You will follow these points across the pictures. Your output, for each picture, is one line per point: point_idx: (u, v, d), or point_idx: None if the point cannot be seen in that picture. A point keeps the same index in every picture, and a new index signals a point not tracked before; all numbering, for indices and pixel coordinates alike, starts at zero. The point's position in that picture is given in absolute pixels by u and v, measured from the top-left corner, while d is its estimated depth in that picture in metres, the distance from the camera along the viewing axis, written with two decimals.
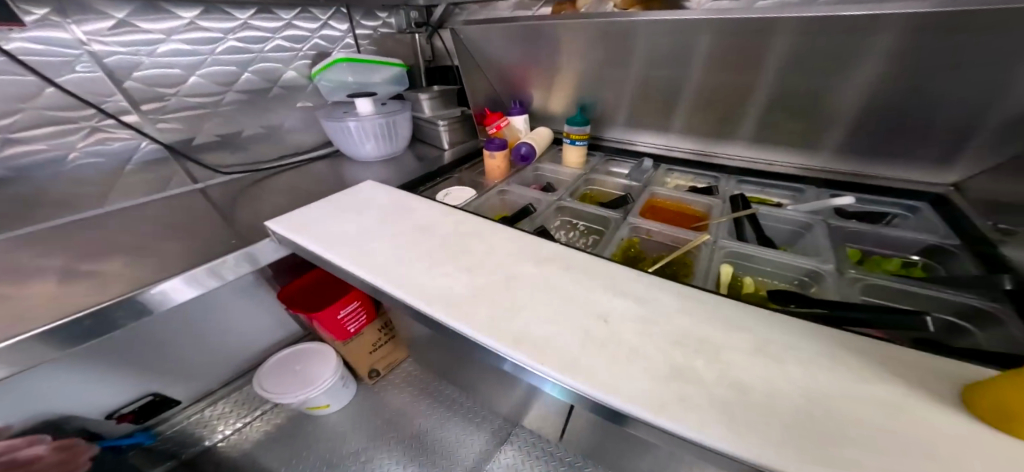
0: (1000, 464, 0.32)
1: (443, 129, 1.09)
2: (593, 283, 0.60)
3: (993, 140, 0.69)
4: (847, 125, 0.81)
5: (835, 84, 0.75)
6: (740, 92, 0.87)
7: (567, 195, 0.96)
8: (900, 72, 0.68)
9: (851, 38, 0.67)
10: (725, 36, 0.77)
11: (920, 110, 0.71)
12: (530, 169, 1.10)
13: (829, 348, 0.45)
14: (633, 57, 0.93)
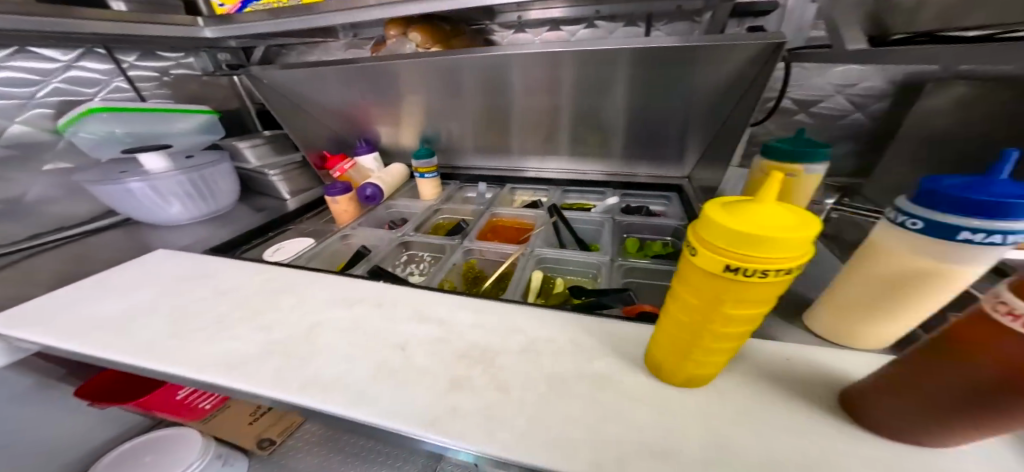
0: (657, 409, 0.41)
1: (277, 178, 1.03)
2: (398, 313, 0.56)
3: (701, 140, 0.96)
4: (621, 135, 1.02)
5: (604, 105, 0.94)
6: (549, 113, 1.01)
7: (413, 229, 0.94)
8: (642, 94, 0.88)
9: (605, 70, 0.84)
10: (529, 67, 0.88)
11: (659, 121, 0.95)
12: (383, 208, 1.04)
13: (576, 333, 0.52)
14: (466, 89, 0.97)
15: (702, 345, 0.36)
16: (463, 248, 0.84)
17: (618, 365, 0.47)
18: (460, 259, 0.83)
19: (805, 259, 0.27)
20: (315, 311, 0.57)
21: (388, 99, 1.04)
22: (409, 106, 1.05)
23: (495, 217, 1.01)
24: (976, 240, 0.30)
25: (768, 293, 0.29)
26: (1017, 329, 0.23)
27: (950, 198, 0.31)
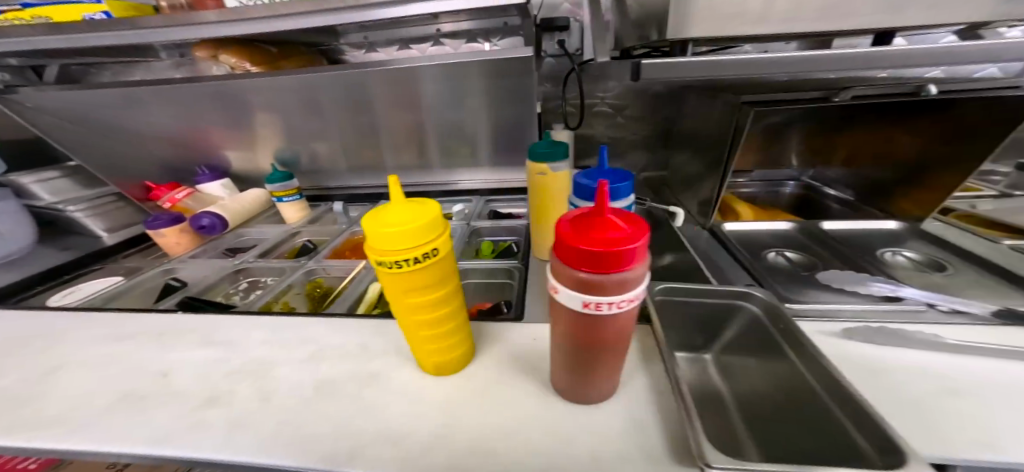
0: (409, 397, 0.45)
1: (77, 214, 0.91)
2: (177, 343, 0.55)
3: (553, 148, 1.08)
4: (488, 145, 1.08)
5: (466, 117, 1.01)
6: (411, 127, 1.04)
7: (257, 253, 0.85)
8: (497, 103, 0.97)
9: (460, 82, 0.92)
10: (387, 83, 0.92)
11: (518, 130, 1.03)
12: (230, 237, 0.93)
13: (368, 338, 0.55)
14: (330, 108, 0.97)
15: (423, 333, 0.41)
16: (305, 269, 0.80)
17: (395, 362, 0.50)
18: (302, 282, 0.79)
19: (450, 236, 0.35)
20: (78, 352, 0.55)
21: (239, 122, 0.98)
22: (265, 127, 1.00)
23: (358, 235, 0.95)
24: None
25: (444, 268, 0.37)
26: (558, 300, 0.31)
27: (583, 189, 0.43)
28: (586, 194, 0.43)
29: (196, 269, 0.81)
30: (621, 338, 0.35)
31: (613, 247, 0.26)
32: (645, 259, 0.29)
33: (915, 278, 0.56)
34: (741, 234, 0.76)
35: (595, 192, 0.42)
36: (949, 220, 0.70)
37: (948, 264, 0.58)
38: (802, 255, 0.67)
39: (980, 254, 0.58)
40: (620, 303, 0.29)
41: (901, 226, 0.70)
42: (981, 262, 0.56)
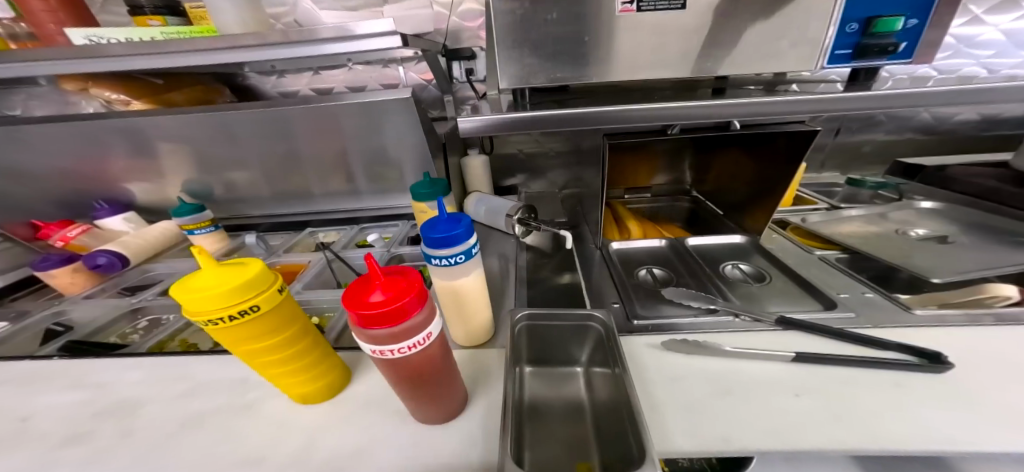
0: (274, 425, 0.48)
1: None
2: (50, 386, 0.58)
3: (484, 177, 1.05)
4: (416, 170, 1.07)
5: (386, 142, 0.99)
6: (336, 154, 1.02)
7: (159, 290, 0.83)
8: (421, 136, 0.96)
9: (378, 115, 0.91)
10: (302, 114, 0.90)
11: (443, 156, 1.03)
12: (134, 272, 0.90)
13: (248, 372, 0.57)
14: (248, 141, 0.94)
15: (277, 369, 0.45)
16: None
17: (272, 391, 0.53)
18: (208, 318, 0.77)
19: (275, 289, 0.39)
20: None
21: (144, 153, 0.93)
22: (172, 160, 0.96)
23: (277, 265, 0.93)
24: (438, 263, 0.47)
25: (276, 316, 0.40)
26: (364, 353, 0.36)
27: (424, 239, 0.45)
28: (430, 242, 0.45)
29: (87, 309, 0.78)
30: (432, 357, 0.41)
31: (378, 309, 0.31)
32: (423, 306, 0.34)
33: (740, 291, 0.67)
34: (624, 253, 0.85)
35: (433, 239, 0.45)
36: (785, 234, 0.83)
37: (769, 276, 0.70)
38: (665, 271, 0.77)
39: (791, 266, 0.70)
40: (403, 348, 0.34)
41: (746, 240, 0.83)
42: (792, 274, 0.68)
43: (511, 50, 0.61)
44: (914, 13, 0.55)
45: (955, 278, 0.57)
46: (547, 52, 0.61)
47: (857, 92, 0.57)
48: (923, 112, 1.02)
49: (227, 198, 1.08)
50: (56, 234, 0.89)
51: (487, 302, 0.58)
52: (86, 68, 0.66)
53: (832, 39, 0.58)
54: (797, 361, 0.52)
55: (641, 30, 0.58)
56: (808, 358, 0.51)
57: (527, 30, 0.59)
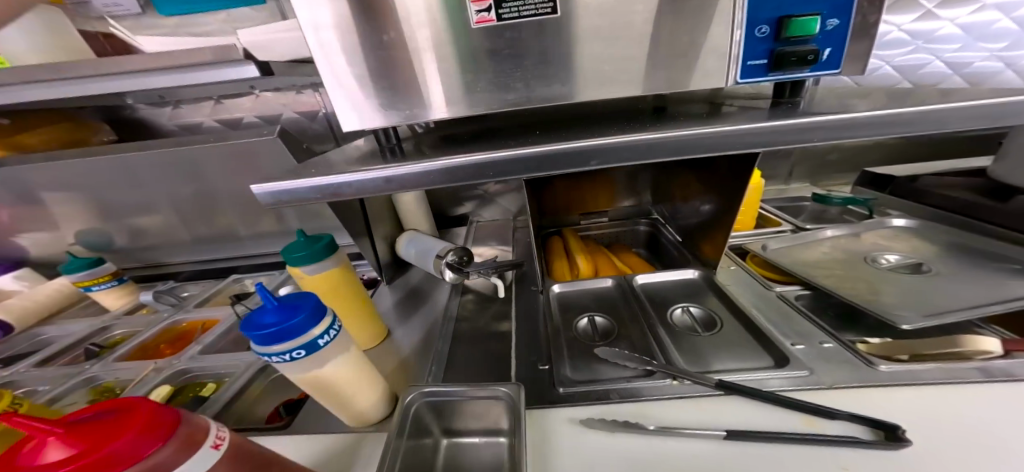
0: None
1: None
2: None
3: (426, 208, 0.96)
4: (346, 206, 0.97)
5: None
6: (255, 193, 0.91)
7: (32, 359, 0.71)
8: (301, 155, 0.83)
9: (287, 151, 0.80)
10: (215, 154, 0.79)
11: None
12: (17, 338, 0.79)
13: None
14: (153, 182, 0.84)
15: None
16: (85, 378, 0.66)
17: None
18: (80, 395, 0.65)
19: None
20: None
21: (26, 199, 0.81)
22: (64, 207, 0.85)
23: (182, 322, 0.82)
24: (274, 362, 0.36)
25: None
26: None
27: (249, 337, 0.35)
28: (258, 340, 0.34)
29: None
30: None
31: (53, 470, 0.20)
32: (161, 438, 0.23)
33: (684, 343, 0.58)
34: (565, 297, 0.75)
35: (261, 336, 0.34)
36: (742, 265, 0.74)
37: (720, 323, 0.60)
38: (608, 319, 0.67)
39: (742, 308, 0.60)
40: None
41: (700, 274, 0.73)
42: (745, 318, 0.59)
43: (344, 80, 0.41)
44: (833, 9, 0.35)
45: (925, 322, 0.47)
46: (389, 80, 0.41)
47: (793, 117, 0.39)
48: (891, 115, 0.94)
49: (138, 245, 0.97)
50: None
51: (374, 380, 0.48)
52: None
53: (737, 47, 0.38)
54: (728, 439, 0.42)
55: (525, 43, 0.40)
56: (740, 435, 0.41)
57: (361, 54, 0.40)
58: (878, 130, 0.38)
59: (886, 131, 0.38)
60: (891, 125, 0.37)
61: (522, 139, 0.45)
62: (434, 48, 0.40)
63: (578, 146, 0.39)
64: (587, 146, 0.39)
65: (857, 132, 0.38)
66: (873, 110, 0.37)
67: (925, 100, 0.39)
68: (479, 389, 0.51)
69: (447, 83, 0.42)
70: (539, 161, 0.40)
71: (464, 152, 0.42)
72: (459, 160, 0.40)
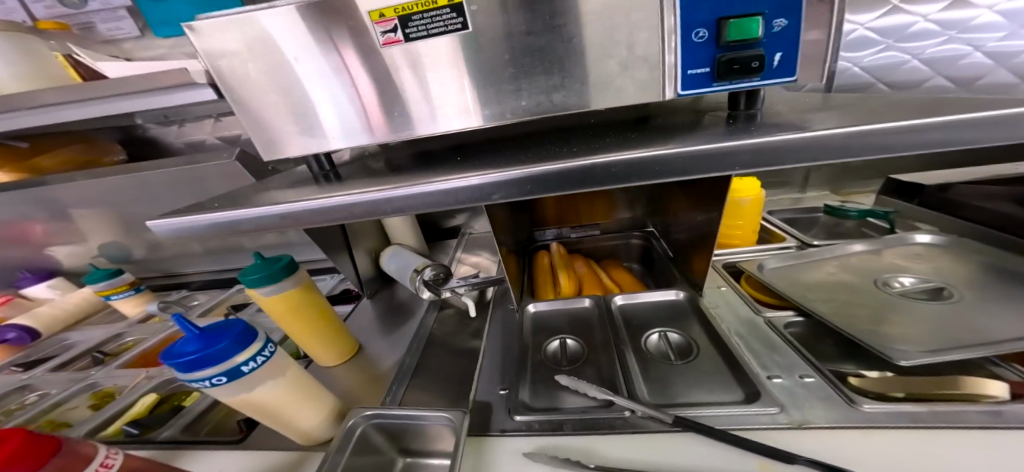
0: None
1: None
2: None
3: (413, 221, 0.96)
4: None
5: None
6: None
7: (52, 363, 0.78)
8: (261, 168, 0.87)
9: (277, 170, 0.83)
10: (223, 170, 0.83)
11: None
12: (46, 342, 0.87)
13: None
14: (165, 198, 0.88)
15: None
16: (88, 382, 0.71)
17: None
18: (83, 398, 0.70)
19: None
20: None
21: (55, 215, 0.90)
22: (89, 222, 0.92)
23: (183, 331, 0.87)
24: (201, 386, 0.36)
25: None
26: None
27: (170, 366, 0.34)
28: (178, 368, 0.34)
29: None
30: None
31: None
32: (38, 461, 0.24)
33: (652, 373, 0.54)
34: (540, 316, 0.72)
35: (182, 363, 0.34)
36: (734, 285, 0.68)
37: (696, 351, 0.56)
38: (580, 342, 0.63)
39: (722, 336, 0.55)
40: None
41: (684, 296, 0.68)
42: (722, 347, 0.54)
43: (256, 112, 0.39)
44: (779, 8, 0.30)
45: (927, 360, 0.41)
46: (299, 110, 0.39)
47: (744, 135, 0.33)
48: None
49: (155, 256, 1.05)
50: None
51: (318, 397, 0.48)
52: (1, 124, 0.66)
53: (674, 57, 0.34)
54: None
55: (437, 66, 0.36)
56: None
57: (266, 86, 0.38)
58: (806, 157, 0.32)
59: (813, 159, 0.32)
60: (818, 151, 0.31)
61: (443, 167, 0.43)
62: (337, 74, 0.37)
63: (472, 179, 0.36)
64: (475, 184, 0.36)
65: (780, 159, 0.32)
66: (806, 133, 0.31)
67: (901, 114, 0.32)
68: (431, 414, 0.50)
69: (360, 110, 0.39)
70: (428, 199, 0.37)
71: (374, 183, 0.40)
72: (354, 197, 0.38)
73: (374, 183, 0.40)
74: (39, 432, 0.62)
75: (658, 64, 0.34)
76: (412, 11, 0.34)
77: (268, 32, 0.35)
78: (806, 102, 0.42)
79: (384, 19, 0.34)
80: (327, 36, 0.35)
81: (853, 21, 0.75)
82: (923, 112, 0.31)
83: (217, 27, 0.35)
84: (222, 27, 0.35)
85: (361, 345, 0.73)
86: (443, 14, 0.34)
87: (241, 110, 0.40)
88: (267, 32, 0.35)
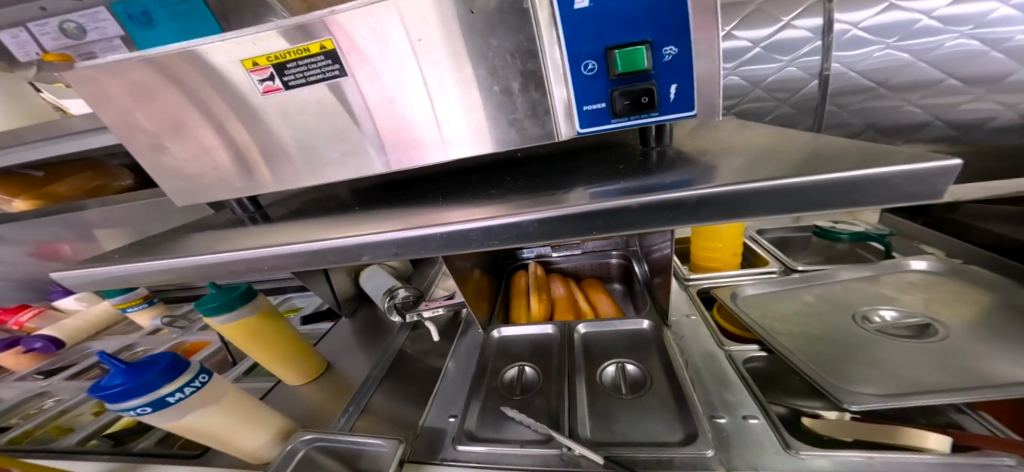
0: None
1: None
2: None
3: None
4: None
5: None
6: None
7: (70, 372, 0.87)
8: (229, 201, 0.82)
9: None
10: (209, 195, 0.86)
11: None
12: (70, 351, 0.97)
13: None
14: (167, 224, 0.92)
15: None
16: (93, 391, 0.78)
17: None
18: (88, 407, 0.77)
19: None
20: None
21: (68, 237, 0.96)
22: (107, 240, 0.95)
23: (183, 344, 0.92)
24: (133, 413, 0.38)
25: None
26: None
27: (97, 398, 0.36)
28: (107, 400, 0.36)
29: (5, 392, 0.85)
30: None
31: None
32: None
33: (599, 407, 0.53)
34: (506, 341, 0.71)
35: (109, 395, 0.36)
36: (705, 315, 0.64)
37: (648, 386, 0.54)
38: (536, 372, 0.62)
39: (676, 369, 0.54)
40: None
41: (650, 325, 0.64)
42: (674, 382, 0.52)
43: (168, 160, 0.40)
44: (666, 33, 0.26)
45: (877, 406, 0.38)
46: (221, 151, 0.39)
47: (645, 178, 0.31)
48: (938, 118, 0.70)
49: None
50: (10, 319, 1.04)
51: (260, 421, 0.50)
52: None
53: (566, 90, 0.30)
54: None
55: (375, 101, 0.33)
56: None
57: (188, 127, 0.38)
58: (721, 214, 0.21)
59: (728, 215, 0.21)
60: (744, 207, 0.21)
61: (329, 217, 0.38)
62: (233, 121, 0.37)
63: (310, 243, 0.29)
64: (315, 250, 0.29)
65: (696, 216, 0.22)
66: (733, 185, 0.20)
67: (836, 154, 0.24)
68: (371, 441, 0.51)
69: (274, 157, 0.39)
70: (267, 260, 0.30)
71: (231, 239, 0.34)
72: (197, 259, 0.32)
73: (238, 233, 0.36)
74: (45, 438, 0.69)
75: (543, 103, 0.31)
76: (286, 59, 0.32)
77: (187, 73, 0.34)
78: (741, 132, 0.37)
79: (259, 67, 0.33)
80: (214, 85, 0.35)
81: (842, 22, 0.67)
82: (845, 153, 0.23)
83: (135, 68, 0.34)
84: (140, 67, 0.34)
85: (331, 363, 0.76)
86: (319, 60, 0.32)
87: (147, 160, 0.40)
88: (176, 75, 0.35)
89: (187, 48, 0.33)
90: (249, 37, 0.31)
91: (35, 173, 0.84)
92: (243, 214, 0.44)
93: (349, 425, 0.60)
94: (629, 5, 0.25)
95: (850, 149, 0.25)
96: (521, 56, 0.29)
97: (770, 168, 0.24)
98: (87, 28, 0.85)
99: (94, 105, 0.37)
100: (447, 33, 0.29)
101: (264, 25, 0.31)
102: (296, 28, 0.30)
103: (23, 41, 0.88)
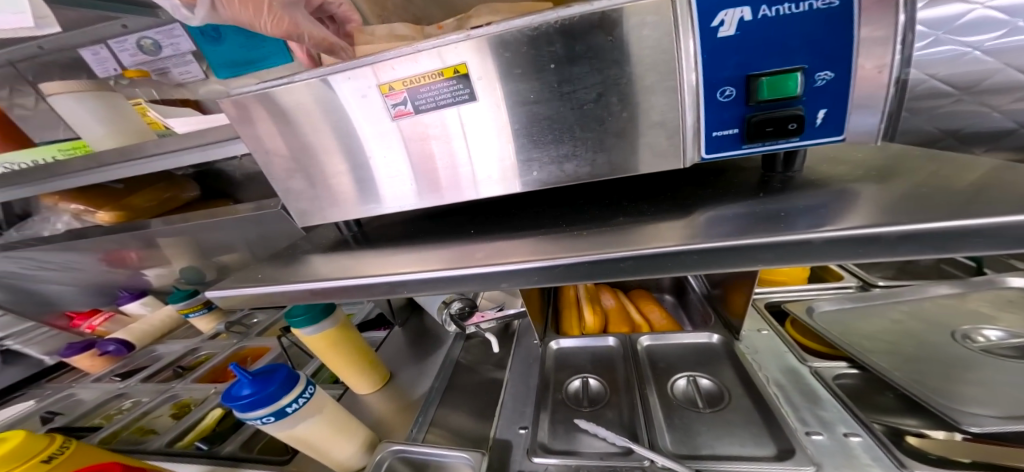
0: None
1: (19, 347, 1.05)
2: None
3: None
4: None
5: None
6: None
7: (143, 375, 0.94)
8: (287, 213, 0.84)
9: None
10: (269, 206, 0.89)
11: None
12: (139, 352, 1.06)
13: None
14: (219, 238, 0.93)
15: None
16: (170, 394, 0.83)
17: None
18: (166, 408, 0.82)
19: (36, 459, 0.45)
20: None
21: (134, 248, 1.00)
22: (173, 249, 0.98)
23: (243, 349, 0.96)
24: (256, 422, 0.43)
25: None
26: None
27: (231, 406, 0.41)
28: (239, 408, 0.41)
29: (89, 393, 0.94)
30: None
31: None
32: None
33: (676, 420, 0.53)
34: (565, 354, 0.70)
35: (240, 405, 0.41)
36: (777, 329, 0.64)
37: (726, 400, 0.54)
38: (601, 384, 0.62)
39: (757, 381, 0.54)
40: None
41: (718, 339, 0.64)
42: (757, 396, 0.52)
43: (283, 183, 0.44)
44: (823, 59, 0.26)
45: (1002, 428, 0.36)
46: (335, 175, 0.42)
47: (777, 199, 0.31)
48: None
49: (223, 278, 1.07)
50: (86, 322, 1.13)
51: (349, 433, 0.53)
52: (103, 176, 0.74)
53: (696, 114, 0.30)
54: None
55: (490, 125, 0.34)
56: None
57: (291, 155, 0.41)
58: (923, 249, 0.22)
59: (932, 251, 0.21)
60: (955, 243, 0.21)
61: (447, 241, 0.40)
62: (347, 143, 0.39)
63: (479, 269, 0.31)
64: (459, 275, 0.32)
65: (891, 252, 0.22)
66: (943, 223, 0.21)
67: (1006, 196, 0.24)
68: (450, 452, 0.51)
69: (381, 180, 0.41)
70: (422, 285, 0.33)
71: (372, 265, 0.38)
72: (355, 281, 0.35)
73: (376, 258, 0.40)
74: (132, 438, 0.74)
75: (676, 123, 0.31)
76: (419, 84, 0.33)
77: (290, 106, 0.38)
78: (852, 158, 0.38)
79: (394, 93, 0.34)
80: (344, 107, 0.37)
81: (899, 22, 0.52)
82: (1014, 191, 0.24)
83: (252, 102, 0.38)
84: (256, 102, 0.38)
85: (392, 372, 0.78)
86: (450, 85, 0.33)
87: (273, 180, 0.44)
88: (309, 106, 0.37)
89: (332, 73, 0.35)
90: (385, 65, 0.33)
91: (114, 186, 0.92)
92: (347, 232, 0.50)
93: (421, 435, 0.62)
94: (784, 32, 0.26)
95: (1006, 186, 0.26)
96: (663, 81, 0.30)
97: (946, 202, 0.24)
98: (162, 44, 0.90)
99: (238, 129, 0.40)
100: (577, 64, 0.30)
101: (403, 50, 0.32)
102: (434, 53, 0.31)
103: (104, 58, 0.94)
